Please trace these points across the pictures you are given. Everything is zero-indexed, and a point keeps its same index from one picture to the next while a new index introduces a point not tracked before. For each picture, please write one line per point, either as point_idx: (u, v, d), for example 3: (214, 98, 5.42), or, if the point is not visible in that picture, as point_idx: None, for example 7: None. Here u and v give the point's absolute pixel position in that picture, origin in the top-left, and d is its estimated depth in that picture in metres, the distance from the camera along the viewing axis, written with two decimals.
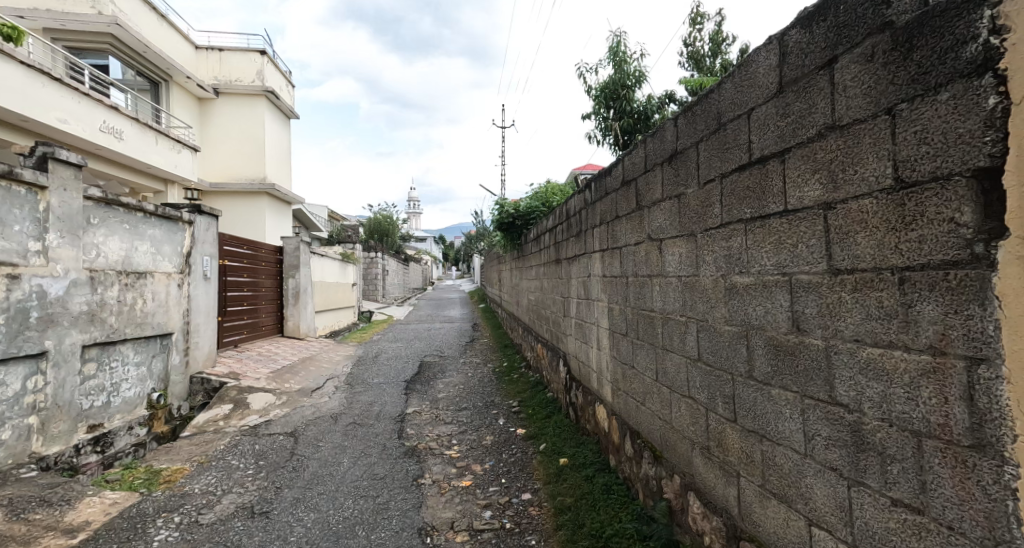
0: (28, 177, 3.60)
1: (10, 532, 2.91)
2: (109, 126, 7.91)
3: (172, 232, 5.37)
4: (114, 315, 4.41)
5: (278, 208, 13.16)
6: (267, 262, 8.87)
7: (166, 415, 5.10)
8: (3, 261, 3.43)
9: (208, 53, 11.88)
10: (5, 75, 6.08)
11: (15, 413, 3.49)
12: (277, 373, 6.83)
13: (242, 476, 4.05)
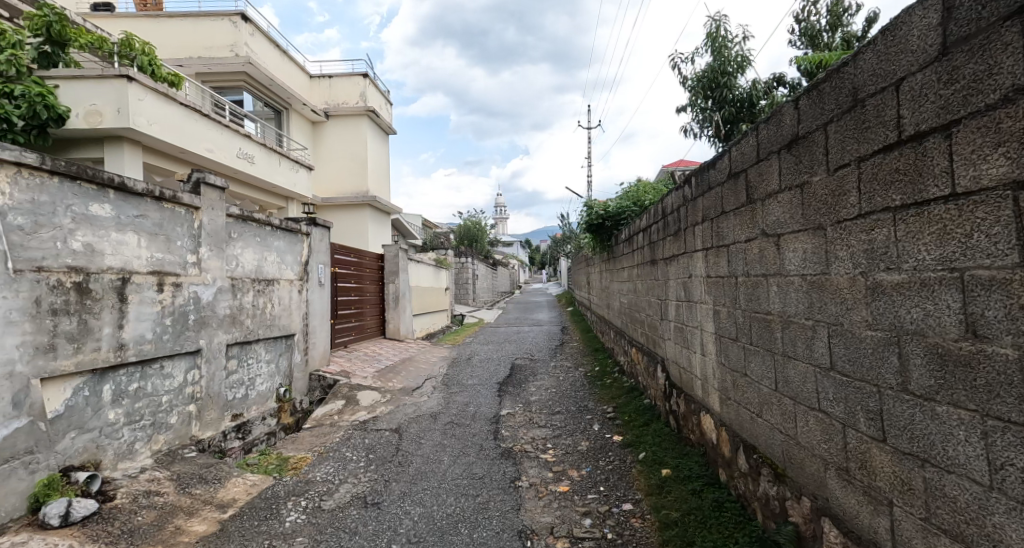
0: (186, 199, 4.18)
1: (178, 504, 3.39)
2: (244, 152, 8.99)
3: (294, 243, 5.97)
4: (250, 318, 4.99)
5: (379, 219, 14.12)
6: (371, 268, 9.53)
7: (290, 408, 5.66)
8: (170, 271, 4.01)
9: (319, 80, 13.14)
10: (167, 114, 7.17)
11: (179, 401, 4.06)
12: (381, 372, 7.29)
13: (355, 467, 4.36)
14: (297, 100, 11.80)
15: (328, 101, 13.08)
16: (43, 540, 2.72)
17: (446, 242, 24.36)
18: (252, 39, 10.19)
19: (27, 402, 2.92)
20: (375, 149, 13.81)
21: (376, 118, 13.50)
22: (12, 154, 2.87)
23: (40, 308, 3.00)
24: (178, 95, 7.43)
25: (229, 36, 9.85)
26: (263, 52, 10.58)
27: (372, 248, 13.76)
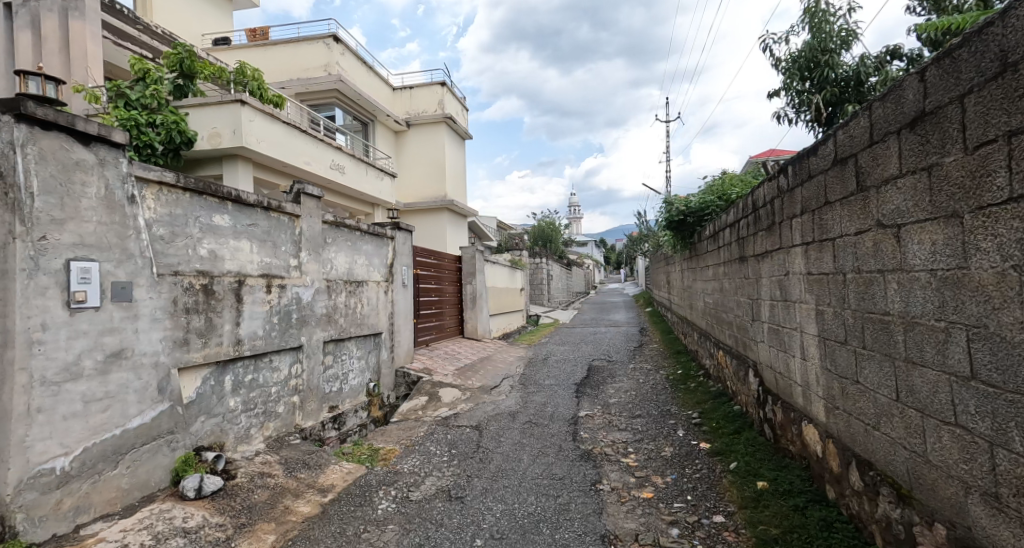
0: (288, 208, 4.57)
1: (286, 485, 3.70)
2: (336, 163, 9.65)
3: (381, 247, 6.31)
4: (343, 317, 5.34)
5: (456, 221, 14.53)
6: (450, 269, 9.83)
7: (379, 402, 6.00)
8: (276, 274, 4.39)
9: (401, 91, 13.77)
10: (272, 131, 7.87)
11: (285, 392, 4.44)
12: (461, 370, 7.49)
13: (439, 461, 4.51)
14: (381, 112, 12.47)
15: (408, 111, 13.69)
16: (181, 509, 3.09)
17: (520, 243, 24.56)
18: (343, 58, 10.93)
19: (168, 388, 3.33)
20: (452, 154, 14.25)
21: (453, 124, 13.89)
22: (154, 172, 3.29)
23: (176, 306, 3.41)
24: (281, 114, 8.15)
25: (323, 57, 10.63)
26: (352, 69, 11.30)
27: (450, 250, 14.18)
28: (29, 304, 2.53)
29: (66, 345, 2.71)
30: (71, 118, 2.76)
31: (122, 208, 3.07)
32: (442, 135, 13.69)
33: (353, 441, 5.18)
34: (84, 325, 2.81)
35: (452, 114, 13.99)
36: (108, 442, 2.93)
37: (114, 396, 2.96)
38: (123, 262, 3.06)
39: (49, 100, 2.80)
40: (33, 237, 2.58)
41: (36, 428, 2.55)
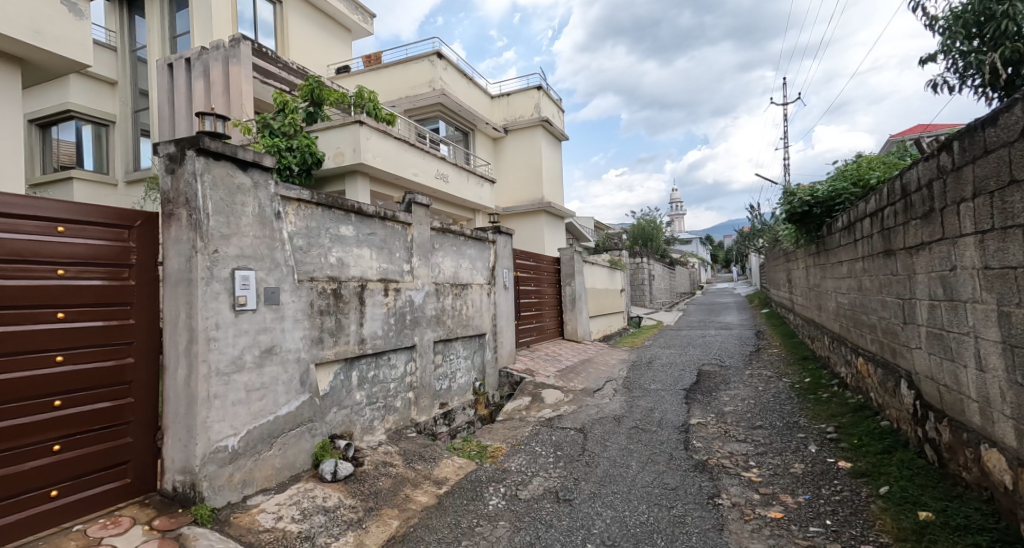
0: (401, 217, 4.91)
1: (406, 475, 3.97)
2: (441, 173, 10.18)
3: (483, 251, 6.54)
4: (451, 318, 5.61)
5: (554, 224, 14.55)
6: (549, 271, 9.87)
7: (484, 400, 6.23)
8: (392, 279, 4.74)
9: (499, 99, 14.14)
10: (385, 147, 8.52)
11: (401, 388, 4.78)
12: (563, 372, 7.47)
13: (545, 462, 4.53)
14: (482, 120, 12.90)
15: (505, 118, 14.01)
16: (321, 489, 3.46)
17: (620, 242, 23.84)
18: (445, 73, 11.49)
19: (308, 381, 3.73)
20: (549, 157, 14.26)
21: (550, 127, 13.94)
22: (294, 191, 3.72)
23: (312, 308, 3.82)
24: (393, 130, 8.77)
25: (427, 73, 11.26)
26: (454, 82, 11.86)
27: (549, 252, 14.19)
28: (207, 307, 3.00)
29: (233, 342, 3.16)
30: (232, 148, 3.22)
31: (271, 223, 3.52)
32: (539, 138, 13.78)
33: (462, 437, 5.42)
34: (245, 325, 3.26)
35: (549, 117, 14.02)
36: (265, 427, 3.36)
37: (267, 387, 3.40)
38: (273, 270, 3.50)
39: (222, 135, 3.27)
40: (209, 250, 3.05)
41: (214, 412, 3.01)
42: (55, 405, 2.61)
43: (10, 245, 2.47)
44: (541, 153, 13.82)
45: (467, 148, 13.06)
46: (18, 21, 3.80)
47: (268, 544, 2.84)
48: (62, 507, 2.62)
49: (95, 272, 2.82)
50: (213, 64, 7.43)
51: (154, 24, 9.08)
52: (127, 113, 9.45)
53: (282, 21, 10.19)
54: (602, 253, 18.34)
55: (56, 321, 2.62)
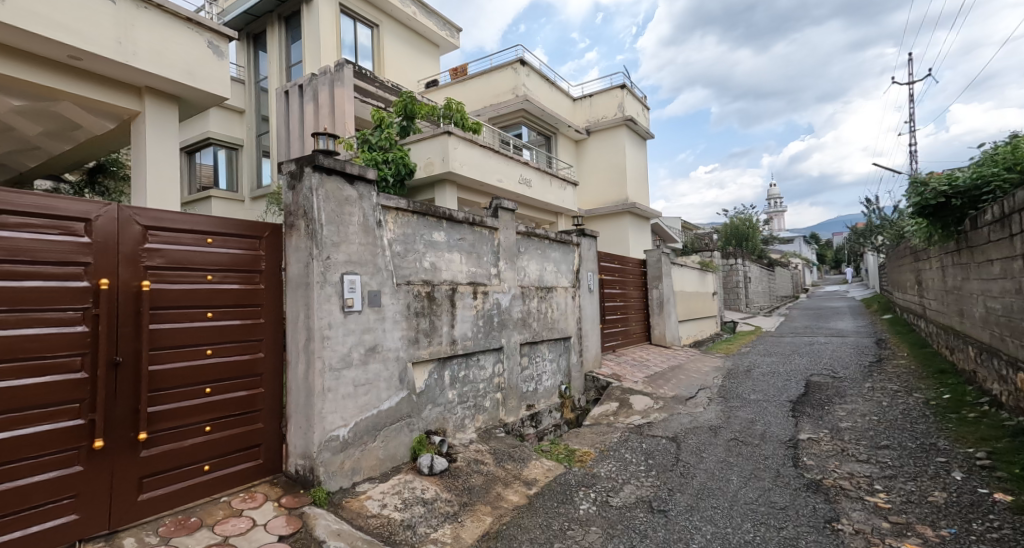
0: (488, 222, 5.06)
1: (497, 473, 4.08)
2: (524, 178, 10.30)
3: (568, 254, 6.53)
4: (537, 321, 5.67)
5: (640, 225, 14.11)
6: (634, 274, 9.59)
7: (570, 404, 6.23)
8: (481, 282, 4.90)
9: (582, 101, 14.02)
10: (471, 155, 8.81)
11: (490, 388, 4.92)
12: (651, 378, 7.22)
13: (636, 470, 4.41)
14: (565, 123, 12.88)
15: (588, 119, 13.86)
16: (419, 481, 3.67)
17: (712, 242, 22.47)
18: (528, 79, 11.64)
19: (405, 378, 3.97)
20: (633, 156, 13.84)
21: (635, 126, 13.52)
22: (393, 201, 3.99)
23: (409, 309, 4.05)
24: (479, 138, 9.06)
25: (511, 81, 11.47)
26: (537, 88, 11.99)
27: (634, 254, 13.75)
28: (322, 308, 3.32)
29: (343, 340, 3.46)
30: (341, 163, 3.54)
31: (373, 231, 3.80)
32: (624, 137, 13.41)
33: (549, 439, 5.46)
34: (353, 325, 3.55)
35: (634, 115, 13.62)
36: (370, 419, 3.64)
37: (372, 383, 3.67)
38: (376, 274, 3.78)
39: (334, 152, 3.60)
40: (323, 257, 3.37)
41: (328, 404, 3.31)
42: (205, 392, 3.02)
43: (172, 255, 2.91)
44: (625, 153, 13.43)
45: (549, 152, 13.13)
46: (175, 65, 4.48)
47: (375, 529, 3.07)
48: (212, 480, 3.02)
49: (234, 277, 3.23)
50: (321, 88, 8.18)
51: (274, 56, 10.20)
52: (252, 137, 10.70)
53: (380, 43, 10.95)
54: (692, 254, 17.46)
55: (206, 319, 3.04)
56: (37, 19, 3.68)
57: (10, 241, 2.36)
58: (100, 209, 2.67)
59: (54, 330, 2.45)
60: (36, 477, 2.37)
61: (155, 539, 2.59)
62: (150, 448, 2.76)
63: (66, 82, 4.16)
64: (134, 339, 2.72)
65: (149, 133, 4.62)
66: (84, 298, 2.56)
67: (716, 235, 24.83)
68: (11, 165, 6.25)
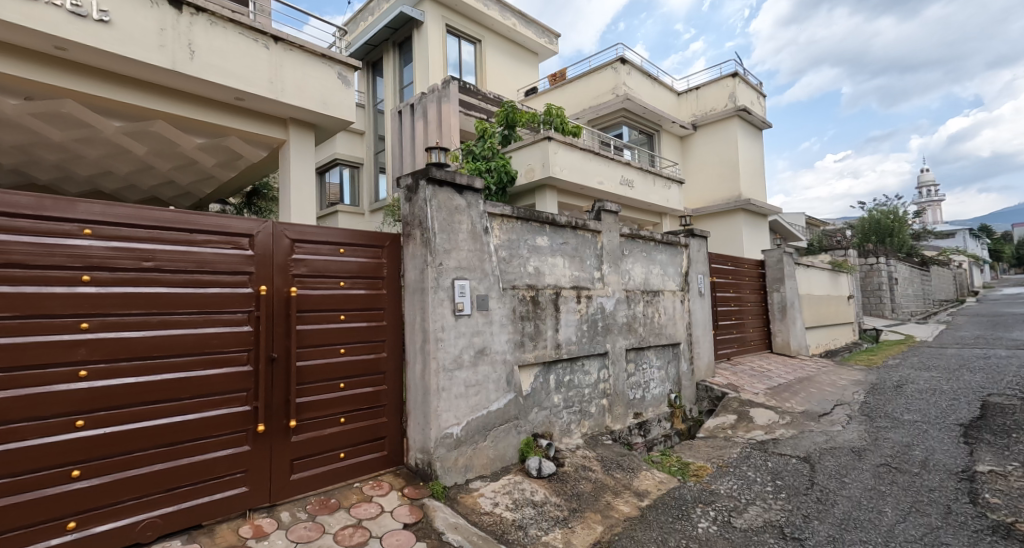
0: (591, 225, 5.01)
1: (606, 481, 4.00)
2: (626, 179, 10.04)
3: (675, 255, 6.23)
4: (643, 326, 5.48)
5: (757, 223, 13.01)
6: (751, 276, 8.85)
7: (681, 414, 5.92)
8: (584, 286, 4.86)
9: (688, 94, 13.32)
10: (572, 159, 8.80)
11: (596, 394, 4.85)
12: (775, 390, 6.59)
13: (761, 490, 4.05)
14: (669, 120, 12.34)
15: (695, 113, 13.13)
16: (528, 483, 3.73)
17: (846, 238, 19.96)
18: (629, 77, 11.35)
19: (513, 380, 4.06)
20: (748, 149, 12.80)
21: (749, 116, 12.50)
22: (498, 208, 4.12)
23: (515, 313, 4.15)
24: (579, 142, 9.02)
25: (611, 81, 11.27)
26: (639, 85, 11.64)
27: (749, 255, 12.68)
28: (436, 312, 3.53)
29: (455, 342, 3.63)
30: (451, 174, 3.74)
31: (481, 237, 3.95)
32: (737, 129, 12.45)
33: (659, 450, 5.24)
34: (464, 328, 3.71)
35: (748, 105, 12.60)
36: (481, 419, 3.78)
37: (481, 384, 3.81)
38: (484, 278, 3.92)
39: (445, 164, 3.81)
40: (437, 263, 3.59)
41: (443, 402, 3.51)
42: (340, 386, 3.37)
43: (313, 264, 3.30)
44: (738, 146, 12.46)
45: (653, 150, 12.66)
46: (312, 96, 5.07)
47: (489, 526, 3.18)
48: (347, 466, 3.34)
49: (360, 283, 3.55)
50: (430, 105, 8.71)
51: (389, 80, 11.09)
52: (370, 155, 11.73)
53: (483, 57, 11.40)
54: (821, 254, 15.68)
55: (340, 321, 3.39)
56: (214, 70, 4.42)
57: (197, 255, 2.83)
58: (260, 226, 3.10)
59: (227, 329, 2.90)
60: (216, 453, 2.80)
61: (304, 516, 2.94)
62: (299, 434, 3.14)
63: (231, 119, 4.92)
64: (285, 338, 3.11)
65: (292, 158, 5.28)
66: (249, 302, 2.99)
67: (851, 231, 21.99)
68: (191, 193, 7.53)
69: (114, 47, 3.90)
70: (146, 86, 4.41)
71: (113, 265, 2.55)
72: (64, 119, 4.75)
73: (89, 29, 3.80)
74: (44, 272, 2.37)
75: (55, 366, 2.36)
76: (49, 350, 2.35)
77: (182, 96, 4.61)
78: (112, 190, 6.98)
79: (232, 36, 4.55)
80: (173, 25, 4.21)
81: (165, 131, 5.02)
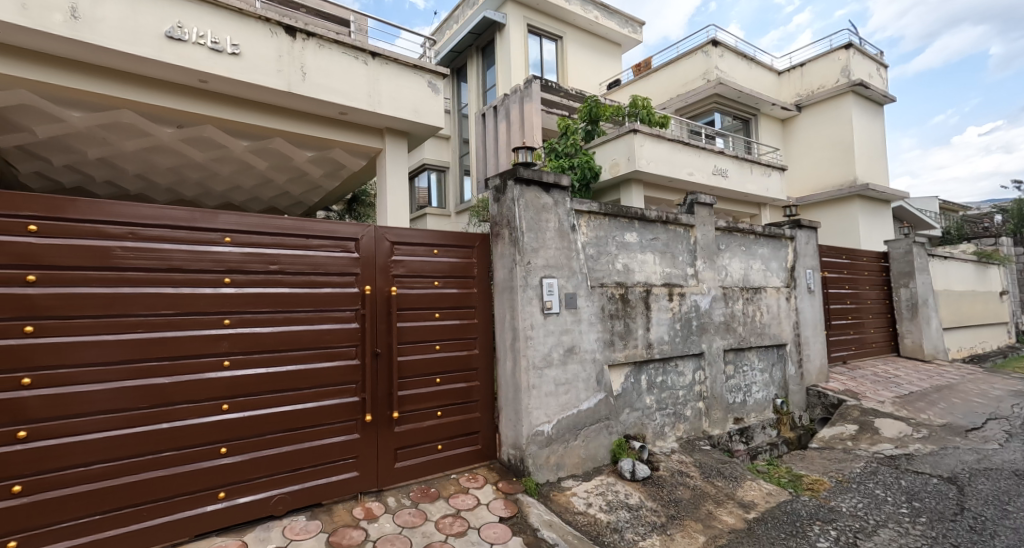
0: (683, 219, 4.77)
1: (707, 489, 3.79)
2: (719, 168, 9.41)
3: (778, 249, 5.75)
4: (742, 325, 5.12)
5: (877, 211, 11.59)
6: (871, 270, 7.91)
7: (789, 422, 5.44)
8: (677, 283, 4.64)
9: (791, 73, 12.20)
10: (660, 151, 8.43)
11: (691, 396, 4.62)
12: (905, 399, 5.83)
13: (894, 512, 3.61)
14: (769, 103, 11.40)
15: (800, 93, 12.01)
16: (622, 486, 3.64)
17: (996, 222, 17.10)
18: (722, 60, 10.65)
19: (603, 380, 3.98)
20: (866, 129, 11.44)
21: (867, 91, 11.16)
22: (585, 205, 4.05)
23: (604, 311, 4.06)
24: (667, 133, 8.64)
25: (701, 66, 10.66)
26: (733, 68, 10.87)
27: (868, 247, 11.34)
28: (525, 310, 3.57)
29: (544, 340, 3.65)
30: (538, 173, 3.75)
31: (568, 235, 3.92)
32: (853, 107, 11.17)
33: (764, 460, 4.86)
34: (552, 326, 3.71)
35: (865, 78, 11.26)
36: (572, 417, 3.76)
37: (572, 384, 3.78)
38: (572, 277, 3.88)
39: (532, 164, 3.82)
40: (525, 262, 3.62)
41: (534, 399, 3.54)
42: (436, 381, 3.51)
43: (410, 264, 3.48)
44: (854, 126, 11.17)
45: (750, 137, 11.78)
46: (405, 106, 5.35)
47: (583, 526, 3.15)
48: (445, 458, 3.49)
49: (452, 282, 3.69)
50: (514, 106, 8.84)
51: (473, 84, 11.40)
52: (455, 159, 12.15)
53: (565, 54, 11.30)
54: (961, 243, 13.64)
55: (435, 319, 3.55)
56: (322, 89, 4.82)
57: (312, 258, 3.11)
58: (363, 231, 3.32)
59: (338, 325, 3.15)
60: (332, 439, 3.05)
61: (408, 502, 3.11)
62: (401, 425, 3.33)
63: (337, 133, 5.34)
64: (387, 334, 3.31)
65: (388, 166, 5.62)
66: (355, 302, 3.22)
67: (1002, 216, 18.83)
68: (302, 202, 8.29)
69: (243, 76, 4.41)
70: (266, 108, 4.91)
71: (246, 268, 2.88)
72: (204, 142, 5.46)
73: (223, 62, 4.32)
74: (193, 275, 2.73)
75: (204, 356, 2.71)
76: (199, 343, 2.70)
77: (296, 115, 5.09)
78: (240, 202, 7.91)
79: (337, 56, 4.93)
80: (289, 51, 4.66)
81: (282, 147, 5.57)
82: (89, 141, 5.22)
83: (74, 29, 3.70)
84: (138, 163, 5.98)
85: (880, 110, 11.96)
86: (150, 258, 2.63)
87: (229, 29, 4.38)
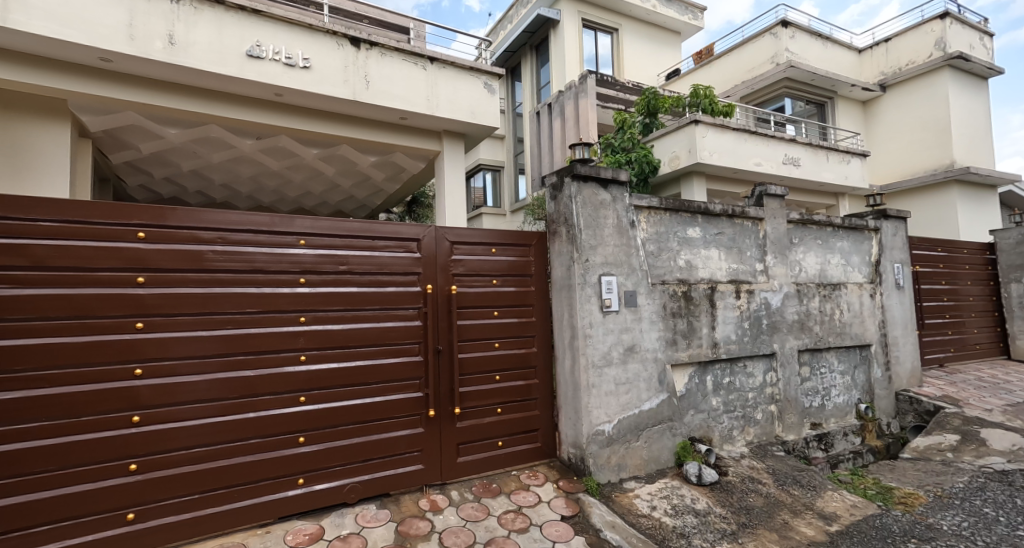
0: (751, 212, 4.51)
1: (782, 498, 3.56)
2: (790, 157, 8.81)
3: (860, 242, 5.31)
4: (819, 324, 4.77)
5: (979, 197, 10.41)
6: (973, 264, 7.12)
7: (875, 429, 5.00)
8: (744, 279, 4.40)
9: (873, 50, 11.24)
10: (723, 141, 8.03)
11: (762, 399, 4.36)
12: (1018, 407, 5.20)
13: (1008, 534, 3.22)
14: (848, 84, 10.55)
15: (884, 70, 11.04)
16: (688, 490, 3.50)
17: None
18: (793, 42, 9.98)
19: (666, 380, 3.85)
20: (965, 106, 10.30)
21: (965, 63, 10.05)
22: (645, 200, 3.92)
23: (666, 309, 3.92)
24: (732, 122, 8.21)
25: (770, 50, 10.05)
26: (805, 49, 10.16)
27: (968, 237, 10.20)
28: (584, 308, 3.51)
29: (603, 339, 3.57)
30: (596, 169, 3.67)
31: (628, 231, 3.82)
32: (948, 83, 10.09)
33: (846, 469, 4.50)
34: (612, 324, 3.63)
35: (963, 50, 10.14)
36: (633, 417, 3.66)
37: (632, 384, 3.68)
38: (631, 274, 3.78)
39: (589, 160, 3.74)
40: (583, 260, 3.56)
41: (594, 399, 3.48)
42: (496, 378, 3.54)
43: (470, 264, 3.52)
44: (951, 104, 10.08)
45: (826, 122, 10.97)
46: (462, 107, 5.42)
47: (648, 529, 3.05)
48: (505, 454, 3.50)
49: (510, 281, 3.69)
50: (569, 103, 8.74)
51: (528, 82, 11.39)
52: (509, 158, 12.19)
53: (621, 46, 11.02)
54: None
55: (494, 318, 3.57)
56: (384, 95, 4.99)
57: (378, 259, 3.22)
58: (424, 231, 3.40)
59: (401, 323, 3.24)
60: (398, 432, 3.14)
61: (471, 496, 3.16)
62: (463, 420, 3.38)
63: (398, 137, 5.51)
64: (448, 332, 3.37)
65: (447, 167, 5.72)
66: (417, 300, 3.30)
67: None
68: (366, 205, 8.64)
69: (315, 87, 4.64)
70: (334, 116, 5.15)
71: (319, 269, 3.03)
72: (279, 152, 5.81)
73: (296, 75, 4.57)
74: (273, 276, 2.91)
75: (283, 351, 2.88)
76: (278, 338, 2.87)
77: (360, 121, 5.29)
78: (310, 206, 8.36)
79: (398, 63, 5.09)
80: (354, 61, 4.85)
81: (348, 153, 5.82)
82: (182, 155, 5.72)
83: (171, 54, 4.04)
84: (223, 173, 6.48)
85: (982, 84, 10.73)
86: (236, 261, 2.82)
87: (301, 44, 4.62)
